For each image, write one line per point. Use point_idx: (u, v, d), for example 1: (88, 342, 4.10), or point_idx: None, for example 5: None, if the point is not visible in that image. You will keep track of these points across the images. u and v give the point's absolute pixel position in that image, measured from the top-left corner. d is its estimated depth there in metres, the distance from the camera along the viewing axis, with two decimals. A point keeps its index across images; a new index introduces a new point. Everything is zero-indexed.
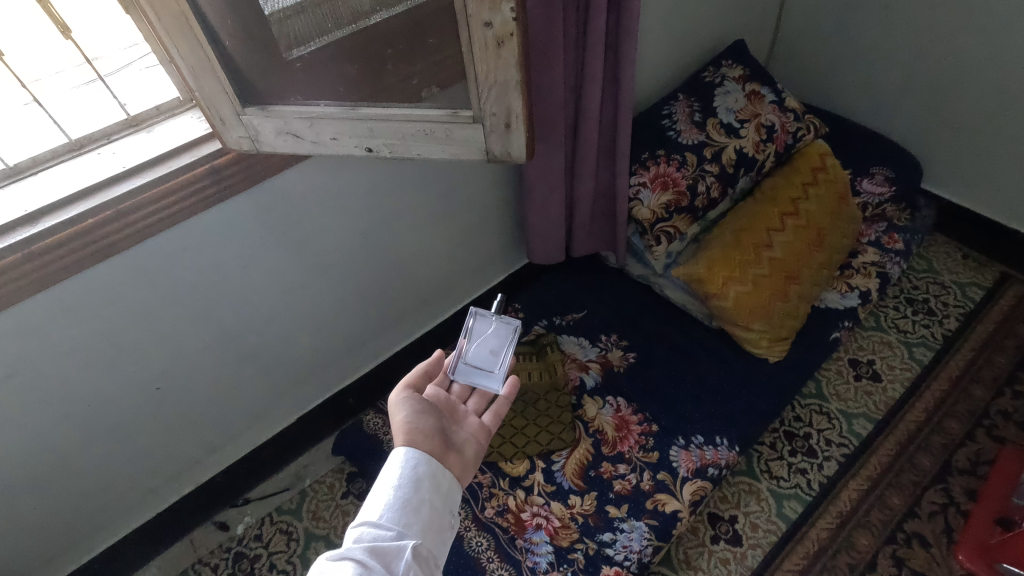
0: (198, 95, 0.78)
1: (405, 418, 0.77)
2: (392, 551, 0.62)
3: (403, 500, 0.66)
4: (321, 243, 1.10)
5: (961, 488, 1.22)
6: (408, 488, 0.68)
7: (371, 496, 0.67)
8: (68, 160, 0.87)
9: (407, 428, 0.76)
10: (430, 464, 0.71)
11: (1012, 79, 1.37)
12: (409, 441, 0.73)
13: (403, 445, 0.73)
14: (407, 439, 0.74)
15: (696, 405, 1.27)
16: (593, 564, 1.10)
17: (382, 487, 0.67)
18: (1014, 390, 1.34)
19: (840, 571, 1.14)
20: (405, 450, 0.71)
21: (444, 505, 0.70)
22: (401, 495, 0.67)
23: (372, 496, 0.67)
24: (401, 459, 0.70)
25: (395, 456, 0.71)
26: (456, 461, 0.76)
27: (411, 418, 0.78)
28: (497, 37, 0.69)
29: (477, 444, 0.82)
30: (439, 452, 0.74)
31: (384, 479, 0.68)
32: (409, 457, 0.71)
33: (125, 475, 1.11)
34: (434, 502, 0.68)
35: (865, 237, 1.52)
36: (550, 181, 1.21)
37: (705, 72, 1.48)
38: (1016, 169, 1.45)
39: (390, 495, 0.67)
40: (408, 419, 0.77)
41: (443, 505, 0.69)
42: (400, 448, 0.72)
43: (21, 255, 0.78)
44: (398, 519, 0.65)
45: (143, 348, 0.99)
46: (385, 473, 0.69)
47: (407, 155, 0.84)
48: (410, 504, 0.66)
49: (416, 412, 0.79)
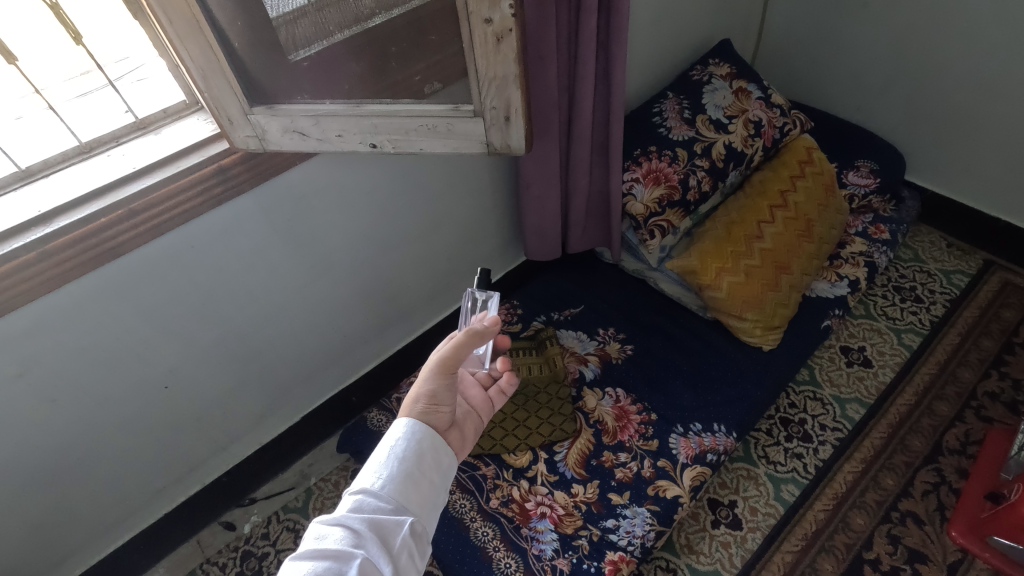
0: (207, 96, 0.80)
1: (430, 394, 0.76)
2: (388, 526, 0.64)
3: (402, 473, 0.68)
4: (324, 241, 1.12)
5: (953, 467, 1.25)
6: (409, 461, 0.69)
7: (369, 464, 0.69)
8: (78, 162, 0.89)
9: (425, 402, 0.76)
10: (433, 438, 0.72)
11: (988, 72, 1.42)
12: (421, 415, 0.75)
13: (407, 415, 0.74)
14: (418, 413, 0.74)
15: (693, 394, 1.30)
16: (598, 550, 1.12)
17: (382, 458, 0.69)
18: (999, 372, 1.38)
19: (837, 550, 1.17)
20: (407, 421, 0.72)
21: (440, 480, 0.72)
22: (402, 468, 0.68)
23: (371, 464, 0.68)
24: (403, 430, 0.71)
25: (396, 425, 0.72)
26: (456, 436, 0.79)
27: (433, 394, 0.76)
28: (496, 33, 0.72)
29: (475, 425, 0.86)
30: (442, 428, 0.77)
31: (386, 449, 0.70)
32: (412, 427, 0.72)
33: (134, 474, 1.13)
34: (432, 478, 0.71)
35: (852, 227, 1.57)
36: (545, 179, 1.24)
37: (694, 71, 1.53)
38: (996, 158, 1.50)
39: (391, 467, 0.68)
40: (432, 395, 0.76)
41: (439, 480, 0.72)
42: (403, 419, 0.73)
43: (36, 254, 0.80)
44: (395, 492, 0.67)
45: (152, 347, 1.01)
46: (387, 442, 0.70)
47: (409, 150, 0.87)
48: (409, 478, 0.68)
49: (444, 390, 0.77)
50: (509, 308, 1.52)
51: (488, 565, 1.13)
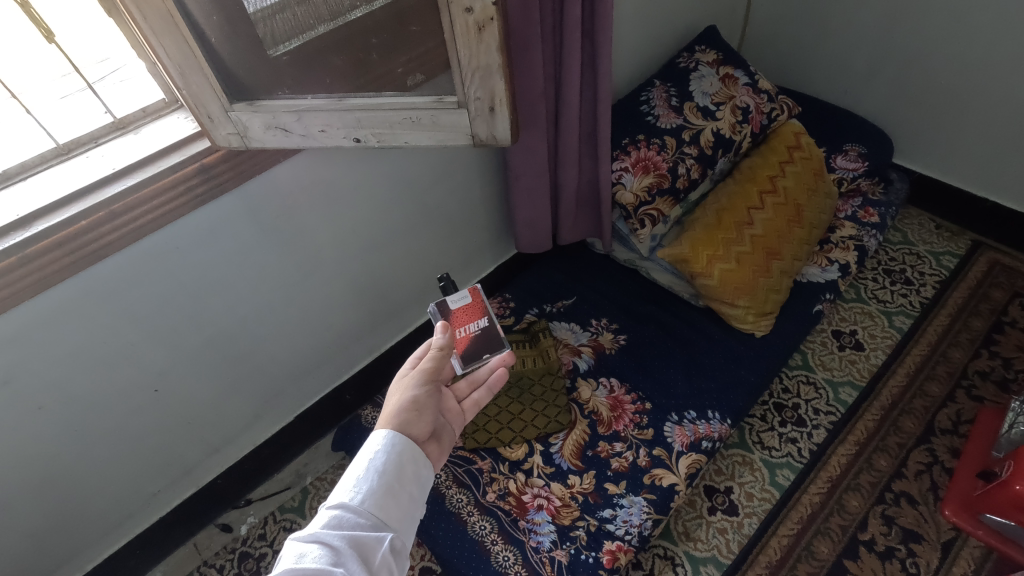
0: (186, 94, 0.79)
1: (411, 398, 0.78)
2: (368, 542, 0.63)
3: (380, 487, 0.67)
4: (312, 239, 1.11)
5: (945, 447, 1.26)
6: (388, 474, 0.69)
7: (348, 477, 0.68)
8: (57, 165, 0.88)
9: (404, 407, 0.77)
10: (411, 450, 0.72)
11: (974, 52, 1.41)
12: (398, 426, 0.74)
13: (386, 426, 0.74)
14: (396, 422, 0.75)
15: (687, 382, 1.30)
16: (596, 540, 1.12)
17: (359, 470, 0.68)
18: (990, 351, 1.39)
19: (833, 533, 1.18)
20: (387, 432, 0.72)
21: (419, 492, 0.71)
22: (381, 481, 0.68)
23: (348, 477, 0.67)
24: (382, 442, 0.71)
25: (375, 437, 0.71)
26: (434, 448, 0.79)
27: (415, 400, 0.78)
28: (478, 22, 0.71)
29: (452, 432, 0.86)
30: (421, 439, 0.76)
31: (362, 461, 0.69)
32: (391, 439, 0.71)
33: (126, 478, 1.12)
34: (411, 491, 0.70)
35: (842, 212, 1.57)
36: (534, 169, 1.23)
37: (680, 58, 1.52)
38: (982, 139, 1.51)
39: (368, 480, 0.67)
40: (412, 399, 0.78)
41: (418, 493, 0.71)
42: (382, 430, 0.73)
43: (17, 259, 0.79)
44: (375, 507, 0.66)
45: (139, 350, 0.99)
46: (363, 455, 0.70)
47: (394, 143, 0.87)
48: (387, 491, 0.68)
49: (425, 396, 0.79)
50: (502, 301, 1.52)
51: (486, 559, 1.13)
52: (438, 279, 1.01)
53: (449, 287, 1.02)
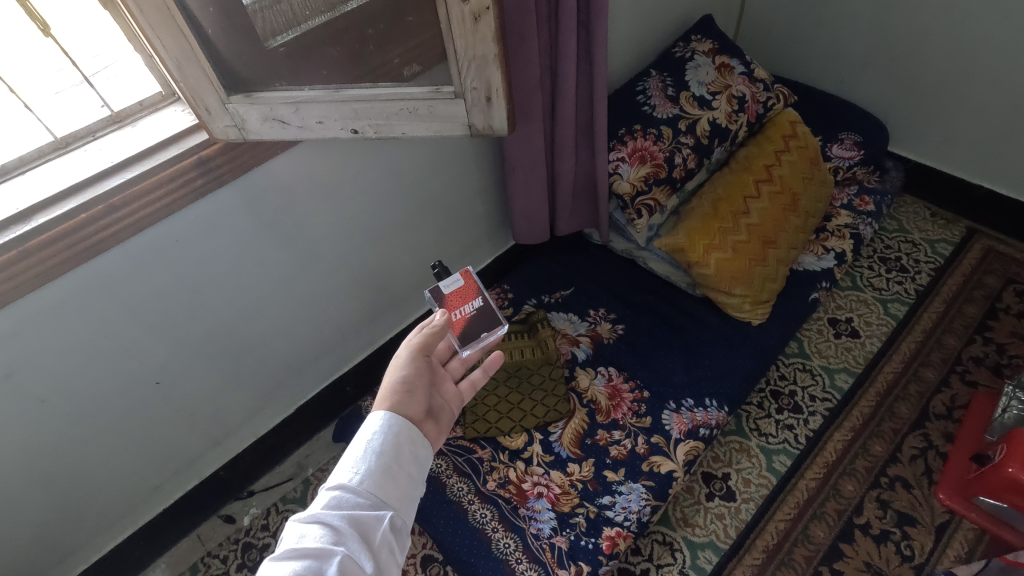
0: (183, 86, 0.79)
1: (400, 380, 0.79)
2: (369, 522, 0.65)
3: (379, 468, 0.68)
4: (310, 232, 1.12)
5: (940, 432, 1.27)
6: (386, 455, 0.69)
7: (347, 459, 0.68)
8: (55, 158, 0.88)
9: (396, 389, 0.77)
10: (409, 431, 0.73)
11: (969, 40, 1.42)
12: (393, 407, 0.75)
13: (382, 408, 0.75)
14: (391, 403, 0.75)
15: (684, 370, 1.31)
16: (595, 526, 1.13)
17: (357, 451, 0.69)
18: (984, 337, 1.40)
19: (829, 517, 1.19)
20: (384, 414, 0.72)
21: (418, 472, 0.72)
22: (380, 462, 0.69)
23: (348, 459, 0.68)
24: (380, 423, 0.71)
25: (374, 419, 0.72)
26: (432, 428, 0.80)
27: (404, 381, 0.79)
28: (474, 12, 0.71)
29: (450, 414, 0.86)
30: (418, 419, 0.77)
31: (360, 443, 0.70)
32: (388, 421, 0.72)
33: (128, 470, 1.13)
34: (410, 471, 0.71)
35: (837, 200, 1.58)
36: (531, 160, 1.24)
37: (676, 48, 1.52)
38: (976, 127, 1.51)
39: (366, 461, 0.68)
40: (402, 381, 0.79)
41: (417, 473, 0.72)
42: (379, 411, 0.73)
43: (18, 252, 0.79)
44: (374, 487, 0.67)
45: (141, 343, 1.00)
46: (361, 437, 0.70)
47: (391, 134, 0.87)
48: (386, 472, 0.69)
49: (414, 376, 0.80)
50: (500, 292, 1.53)
51: (487, 546, 1.14)
52: (432, 266, 1.02)
53: (442, 273, 1.03)
